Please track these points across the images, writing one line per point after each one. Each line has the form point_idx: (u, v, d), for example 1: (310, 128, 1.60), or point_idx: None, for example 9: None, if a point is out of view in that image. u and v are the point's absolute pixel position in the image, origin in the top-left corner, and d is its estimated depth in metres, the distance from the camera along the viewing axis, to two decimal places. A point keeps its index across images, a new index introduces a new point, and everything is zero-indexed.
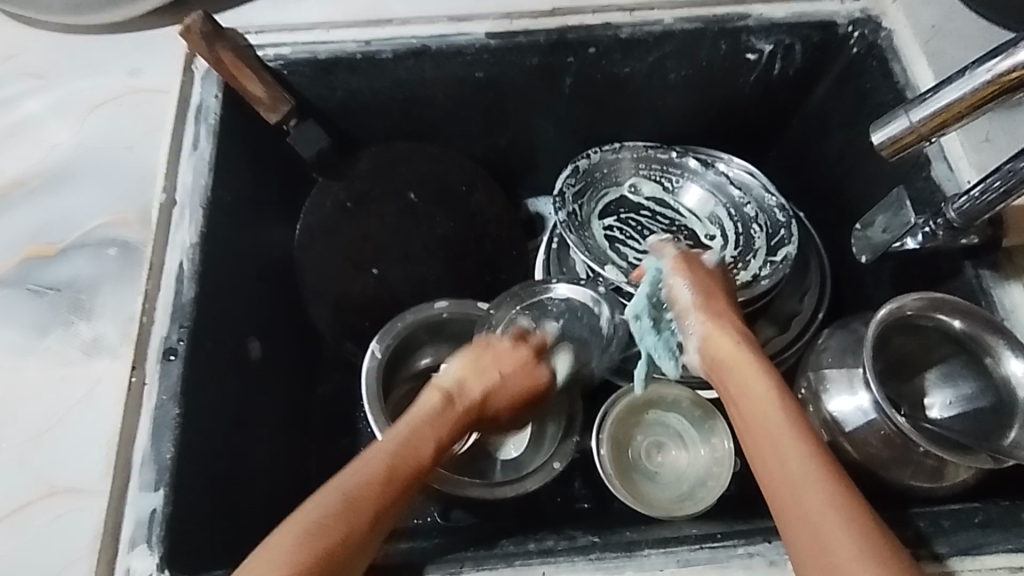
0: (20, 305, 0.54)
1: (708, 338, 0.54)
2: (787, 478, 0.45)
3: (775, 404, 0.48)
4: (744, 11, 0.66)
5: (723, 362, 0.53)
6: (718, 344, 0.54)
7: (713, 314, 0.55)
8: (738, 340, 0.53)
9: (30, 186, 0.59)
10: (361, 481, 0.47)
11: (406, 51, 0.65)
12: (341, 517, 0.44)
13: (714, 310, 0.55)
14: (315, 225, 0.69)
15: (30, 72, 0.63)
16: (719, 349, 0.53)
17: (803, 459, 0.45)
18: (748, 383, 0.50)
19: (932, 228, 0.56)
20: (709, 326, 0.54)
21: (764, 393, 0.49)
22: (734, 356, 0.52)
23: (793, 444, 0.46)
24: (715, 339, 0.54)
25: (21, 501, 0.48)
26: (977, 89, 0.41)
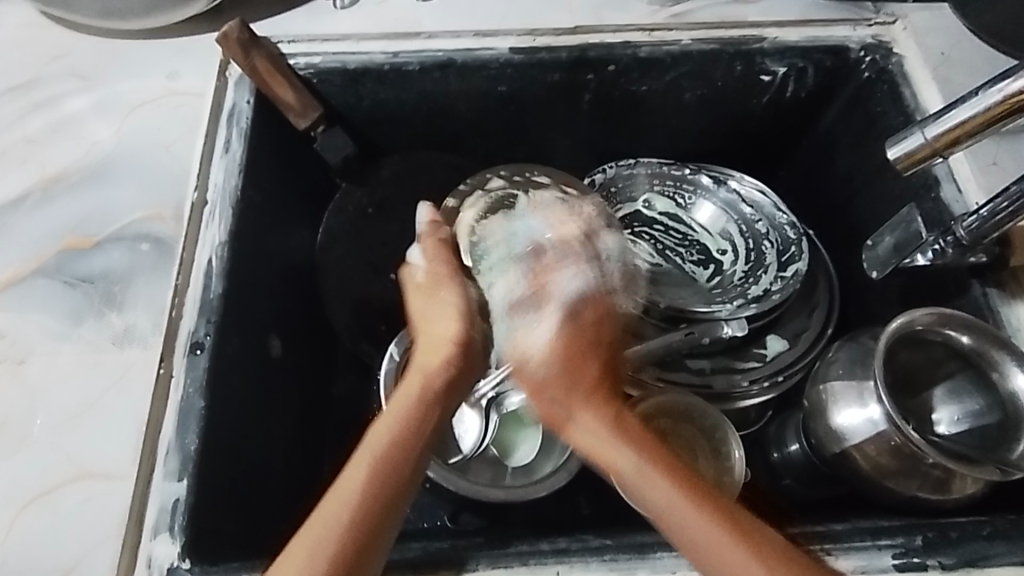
0: (56, 295, 0.57)
1: (551, 403, 0.50)
2: (710, 561, 0.43)
3: (656, 479, 0.46)
4: (759, 34, 0.69)
5: (591, 452, 0.49)
6: (584, 426, 0.49)
7: (543, 378, 0.50)
8: (600, 413, 0.49)
9: (69, 181, 0.62)
10: (361, 491, 0.44)
11: (432, 64, 0.67)
12: (350, 533, 0.43)
13: (558, 377, 0.50)
14: (337, 229, 0.71)
15: (76, 74, 0.67)
16: (587, 430, 0.49)
17: (717, 537, 0.43)
18: (625, 465, 0.47)
19: (942, 245, 0.57)
20: (572, 410, 0.49)
21: (637, 470, 0.47)
22: (602, 437, 0.48)
23: (695, 527, 0.44)
24: (578, 427, 0.49)
25: (53, 482, 0.49)
26: (990, 108, 0.43)
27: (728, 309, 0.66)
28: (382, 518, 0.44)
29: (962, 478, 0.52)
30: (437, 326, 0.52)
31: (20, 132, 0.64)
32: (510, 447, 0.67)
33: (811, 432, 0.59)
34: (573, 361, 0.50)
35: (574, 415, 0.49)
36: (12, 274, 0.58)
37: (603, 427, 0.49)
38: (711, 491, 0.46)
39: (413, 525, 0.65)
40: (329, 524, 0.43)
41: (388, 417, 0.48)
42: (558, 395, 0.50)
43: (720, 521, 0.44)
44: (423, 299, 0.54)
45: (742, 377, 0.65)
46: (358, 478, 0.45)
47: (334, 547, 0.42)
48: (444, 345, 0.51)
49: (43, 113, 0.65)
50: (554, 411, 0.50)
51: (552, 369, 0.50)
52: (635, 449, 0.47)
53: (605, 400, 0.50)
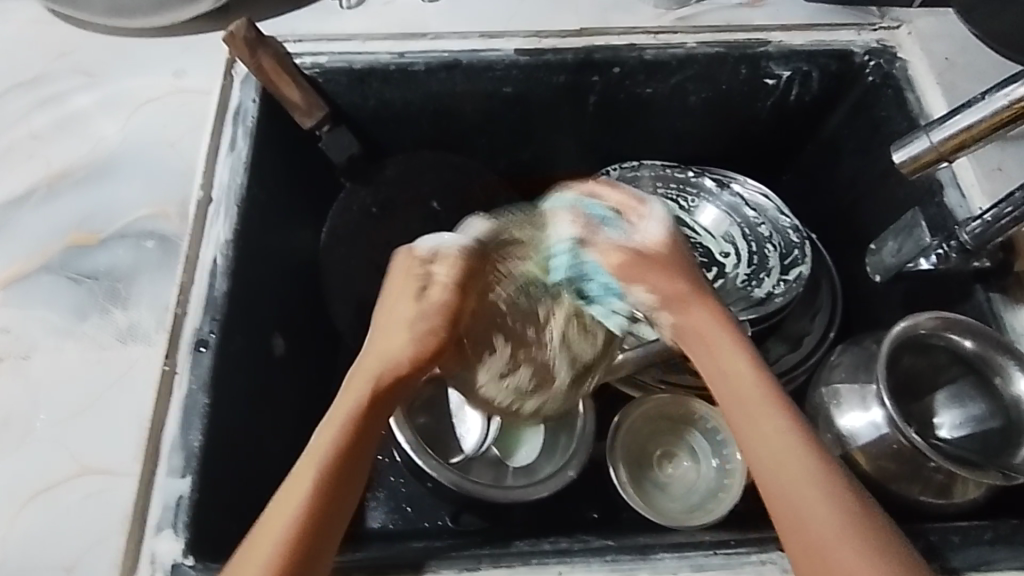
0: (61, 291, 0.57)
1: (680, 290, 0.52)
2: (783, 453, 0.45)
3: (760, 385, 0.48)
4: (765, 38, 0.69)
5: (698, 334, 0.51)
6: (695, 316, 0.52)
7: (670, 268, 0.53)
8: (720, 316, 0.51)
9: (75, 178, 0.62)
10: (312, 484, 0.44)
11: (438, 64, 0.67)
12: (303, 522, 0.43)
13: (655, 270, 0.53)
14: (342, 228, 0.72)
15: (82, 71, 0.67)
16: (699, 321, 0.51)
17: (795, 440, 0.45)
18: (746, 370, 0.48)
19: (945, 249, 0.58)
20: (694, 303, 0.52)
21: (746, 369, 0.49)
22: (718, 332, 0.50)
23: (780, 423, 0.46)
24: (699, 317, 0.51)
25: (56, 478, 0.50)
26: (995, 114, 0.43)
27: (732, 311, 0.66)
28: (335, 501, 0.44)
29: (964, 482, 0.52)
30: (389, 340, 0.51)
31: (26, 129, 0.64)
32: (512, 447, 0.67)
33: (813, 436, 0.59)
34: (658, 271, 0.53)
35: (692, 308, 0.52)
36: (17, 270, 0.58)
37: (716, 325, 0.51)
38: (792, 401, 0.48)
39: (415, 525, 0.65)
40: (297, 500, 0.43)
41: (338, 409, 0.48)
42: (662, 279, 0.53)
43: (802, 430, 0.46)
44: (405, 313, 0.51)
45: None
46: (318, 463, 0.45)
47: (293, 534, 0.42)
48: (398, 360, 0.50)
49: (48, 110, 0.65)
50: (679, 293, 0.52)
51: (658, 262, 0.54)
52: (751, 358, 0.49)
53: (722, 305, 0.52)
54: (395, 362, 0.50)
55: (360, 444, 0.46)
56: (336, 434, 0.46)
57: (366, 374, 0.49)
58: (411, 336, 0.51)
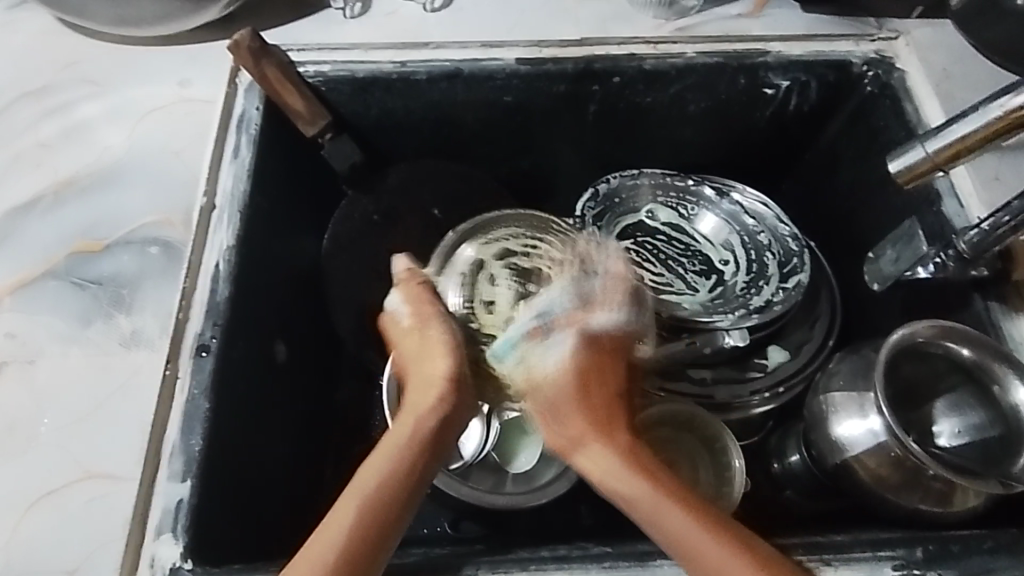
0: (65, 297, 0.58)
1: (570, 425, 0.48)
2: (708, 563, 0.43)
3: (678, 517, 0.44)
4: (763, 49, 0.70)
5: (601, 483, 0.47)
6: (599, 462, 0.47)
7: (563, 400, 0.49)
8: (621, 451, 0.48)
9: (80, 185, 0.63)
10: (358, 514, 0.44)
11: (440, 74, 0.68)
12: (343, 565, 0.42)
13: (564, 398, 0.49)
14: (343, 235, 0.71)
15: (88, 80, 0.68)
16: (600, 462, 0.47)
17: (716, 550, 0.43)
18: (643, 495, 0.45)
19: (942, 258, 0.59)
20: (591, 440, 0.48)
21: (656, 501, 0.45)
22: (618, 470, 0.47)
23: (697, 544, 0.43)
24: (593, 457, 0.48)
25: (59, 482, 0.50)
26: (990, 124, 0.44)
27: (730, 319, 0.66)
28: (389, 522, 0.44)
29: (963, 489, 0.52)
30: (436, 363, 0.50)
31: (33, 137, 0.65)
32: (511, 454, 0.67)
33: (812, 444, 0.59)
34: (588, 396, 0.49)
35: (585, 445, 0.48)
36: (22, 276, 0.59)
37: (621, 467, 0.47)
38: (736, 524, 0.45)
39: (414, 531, 0.65)
40: (347, 519, 0.44)
41: (385, 443, 0.48)
42: (571, 408, 0.48)
43: (714, 536, 0.43)
44: (437, 335, 0.50)
45: (744, 387, 0.66)
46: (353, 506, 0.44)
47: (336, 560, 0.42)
48: (432, 386, 0.49)
49: (56, 118, 0.66)
50: (570, 436, 0.49)
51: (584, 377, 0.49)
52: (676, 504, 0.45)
53: (626, 433, 0.49)
54: (436, 379, 0.49)
55: (411, 471, 0.46)
56: (380, 464, 0.46)
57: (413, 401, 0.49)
58: (440, 354, 0.50)
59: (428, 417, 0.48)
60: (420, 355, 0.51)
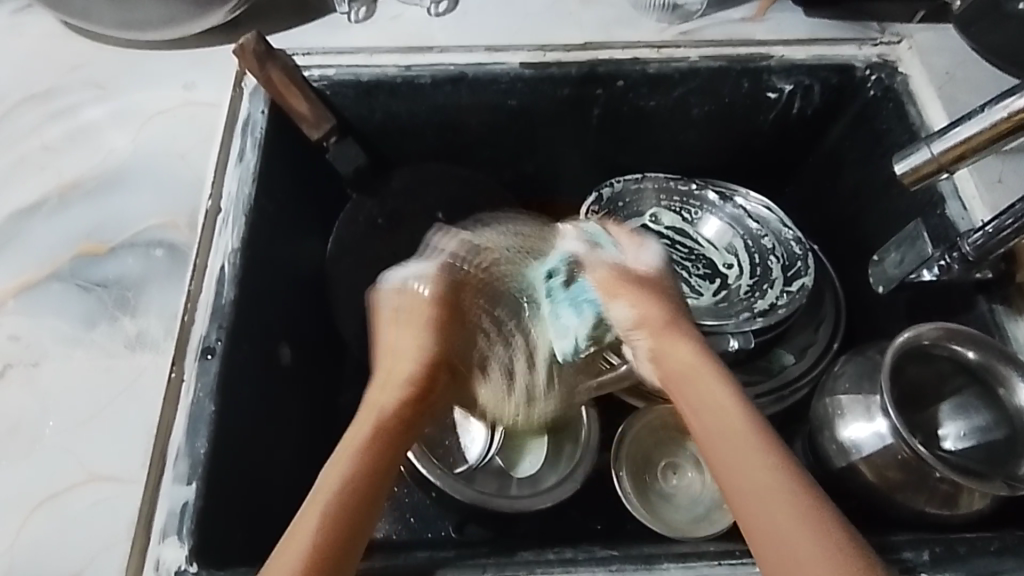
0: (70, 299, 0.58)
1: (648, 321, 0.52)
2: (737, 459, 0.44)
3: (749, 424, 0.45)
4: (767, 52, 0.70)
5: (686, 373, 0.49)
6: (680, 354, 0.50)
7: (637, 309, 0.53)
8: (696, 349, 0.50)
9: (86, 188, 0.63)
10: (344, 477, 0.45)
11: (444, 77, 0.68)
12: (334, 525, 0.43)
13: (642, 303, 0.53)
14: (346, 238, 0.72)
15: (94, 84, 0.68)
16: (681, 359, 0.50)
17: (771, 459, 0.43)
18: (720, 397, 0.47)
19: (947, 261, 0.58)
20: (671, 336, 0.51)
21: (732, 406, 0.46)
22: (700, 370, 0.49)
23: (755, 450, 0.44)
24: (674, 346, 0.50)
25: (64, 484, 0.50)
26: (995, 124, 0.44)
27: (734, 323, 0.66)
28: (375, 484, 0.45)
29: (970, 492, 0.51)
30: (407, 360, 0.51)
31: (38, 140, 0.65)
32: (516, 458, 0.67)
33: (819, 447, 0.59)
34: (653, 303, 0.53)
35: (671, 344, 0.51)
36: (27, 278, 0.59)
37: (698, 363, 0.49)
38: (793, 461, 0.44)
39: (419, 535, 0.65)
40: (328, 491, 0.44)
41: (366, 417, 0.48)
42: (653, 316, 0.52)
43: (774, 452, 0.44)
44: (420, 333, 0.52)
45: (752, 390, 0.66)
46: (346, 460, 0.45)
47: (332, 515, 0.43)
48: (401, 385, 0.50)
49: (61, 122, 0.66)
50: (654, 329, 0.52)
51: (646, 295, 0.53)
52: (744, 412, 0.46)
53: (702, 340, 0.51)
54: (417, 357, 0.51)
55: (384, 454, 0.46)
56: (362, 436, 0.47)
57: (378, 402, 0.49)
58: (419, 337, 0.52)
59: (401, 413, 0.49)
60: (390, 347, 0.52)
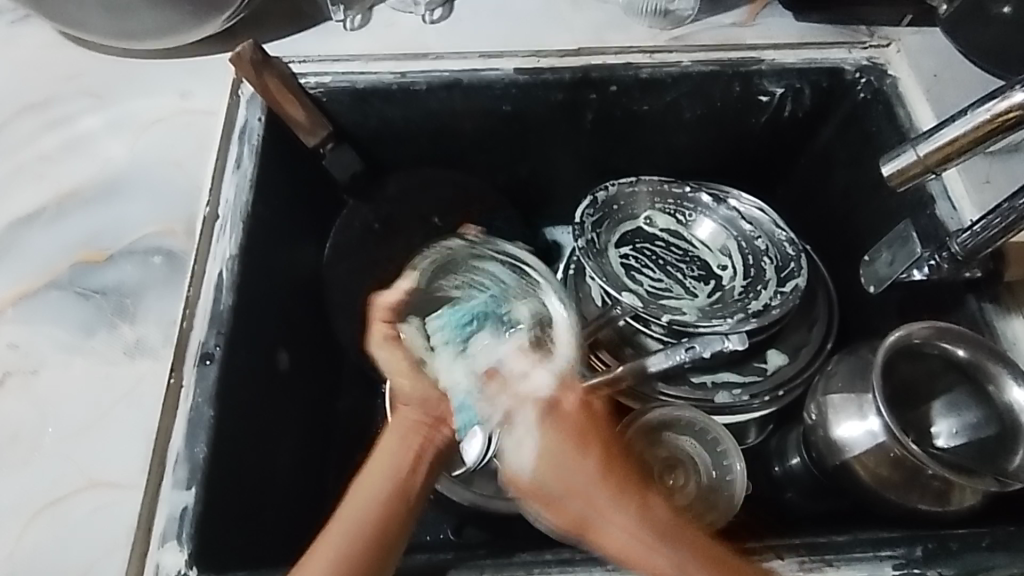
0: (68, 307, 0.58)
1: (580, 505, 0.48)
2: None
3: (706, 575, 0.45)
4: (757, 57, 0.71)
5: (626, 559, 0.47)
6: (618, 524, 0.47)
7: (565, 483, 0.48)
8: (627, 522, 0.47)
9: (84, 196, 0.64)
10: (380, 493, 0.50)
11: (439, 84, 0.69)
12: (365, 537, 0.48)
13: (566, 475, 0.49)
14: (343, 244, 0.73)
15: (90, 93, 0.68)
16: (621, 529, 0.47)
17: None
18: (668, 568, 0.46)
19: (937, 260, 0.59)
20: (602, 510, 0.48)
21: (687, 560, 0.46)
22: (638, 536, 0.47)
23: None
24: (609, 530, 0.47)
25: (63, 490, 0.50)
26: (978, 125, 0.45)
27: (729, 324, 0.66)
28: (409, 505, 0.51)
29: (961, 488, 0.52)
30: (413, 381, 0.56)
31: (36, 149, 0.66)
32: None
33: (812, 446, 0.60)
34: (575, 471, 0.49)
35: (596, 531, 0.47)
36: (26, 287, 0.59)
37: (639, 526, 0.47)
38: (741, 571, 0.45)
39: (418, 538, 0.65)
40: (337, 540, 0.47)
41: (378, 466, 0.52)
42: (580, 489, 0.48)
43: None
44: (398, 352, 0.57)
45: (747, 390, 0.66)
46: (382, 479, 0.51)
47: (363, 529, 0.48)
48: (425, 404, 0.55)
49: (59, 131, 0.67)
50: (579, 514, 0.48)
51: (563, 454, 0.49)
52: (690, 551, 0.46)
53: (621, 508, 0.48)
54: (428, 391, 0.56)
55: (408, 484, 0.51)
56: (384, 477, 0.51)
57: (405, 416, 0.55)
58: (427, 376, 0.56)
59: (422, 430, 0.54)
60: (391, 376, 0.58)
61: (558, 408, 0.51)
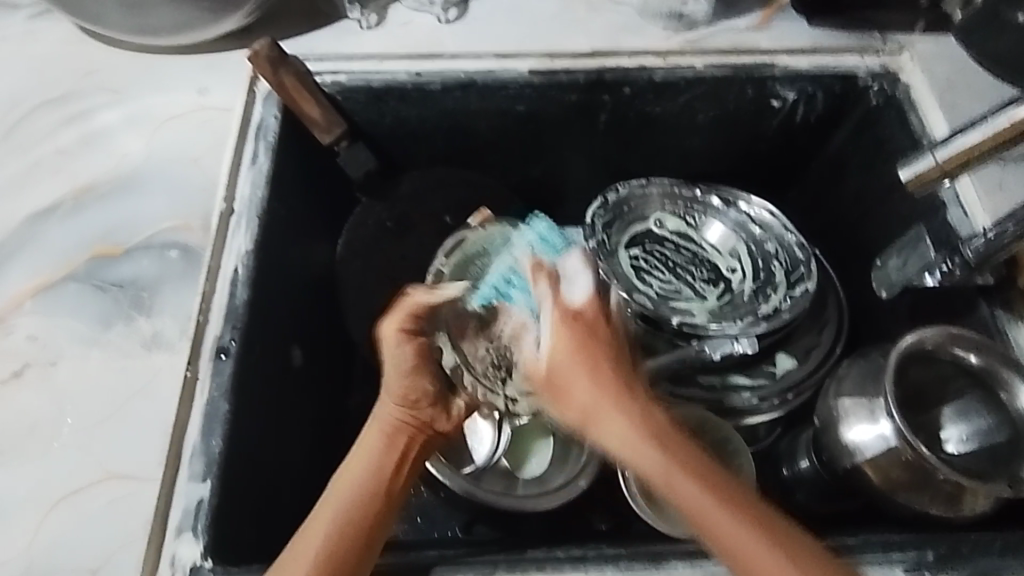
0: (86, 300, 0.58)
1: (583, 400, 0.50)
2: (672, 492, 0.47)
3: (690, 481, 0.47)
4: (771, 61, 0.71)
5: (620, 452, 0.49)
6: (616, 429, 0.49)
7: (568, 381, 0.51)
8: (628, 415, 0.49)
9: (102, 191, 0.64)
10: (353, 497, 0.49)
11: (454, 83, 0.69)
12: (342, 542, 0.47)
13: (569, 368, 0.51)
14: (356, 242, 0.74)
15: (107, 88, 0.69)
16: (618, 433, 0.49)
17: (715, 505, 0.46)
18: (654, 466, 0.48)
19: (949, 266, 0.59)
20: (602, 412, 0.50)
21: (670, 466, 0.47)
22: (633, 440, 0.49)
23: (729, 529, 0.45)
24: (606, 426, 0.49)
25: (80, 482, 0.51)
26: (998, 132, 0.45)
27: (739, 327, 0.67)
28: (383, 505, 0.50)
29: (973, 492, 0.52)
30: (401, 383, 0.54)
31: (54, 144, 0.66)
32: (520, 460, 0.68)
33: (823, 448, 0.60)
34: (582, 368, 0.51)
35: (599, 416, 0.50)
36: (43, 280, 0.59)
37: (637, 438, 0.49)
38: (737, 493, 0.47)
39: (427, 535, 0.66)
40: (313, 546, 0.46)
41: (356, 458, 0.51)
42: (583, 388, 0.51)
43: (721, 496, 0.46)
44: (406, 351, 0.54)
45: (754, 392, 0.67)
46: (355, 479, 0.50)
47: (335, 537, 0.47)
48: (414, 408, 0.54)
49: (77, 125, 0.67)
50: (583, 407, 0.51)
51: (573, 351, 0.51)
52: (677, 461, 0.48)
53: (634, 405, 0.50)
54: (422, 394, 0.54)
55: (386, 482, 0.51)
56: (357, 476, 0.50)
57: (382, 415, 0.54)
58: (420, 380, 0.54)
59: (405, 430, 0.54)
60: (389, 373, 0.54)
61: (578, 316, 0.53)
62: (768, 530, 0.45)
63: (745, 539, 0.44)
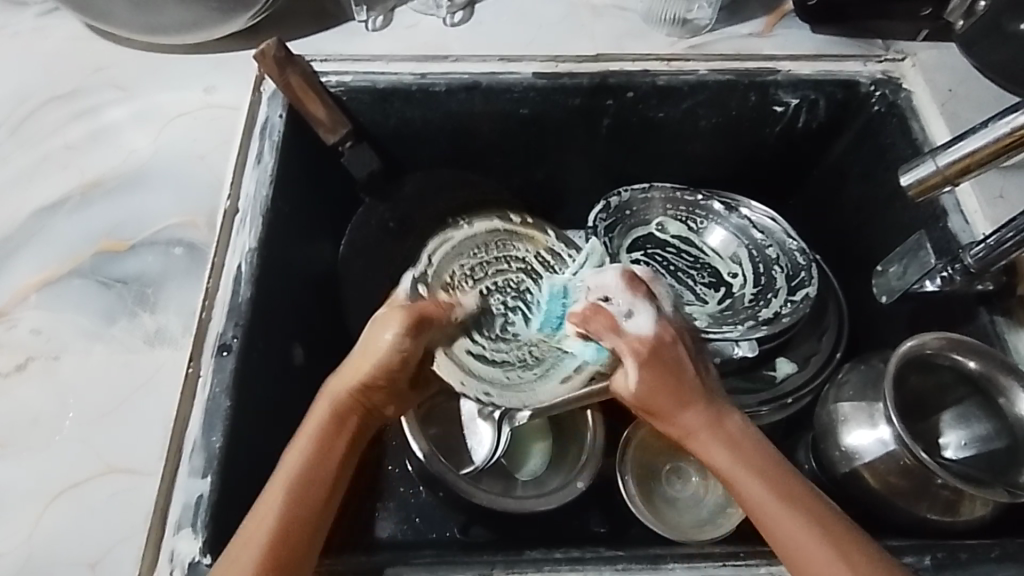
0: (89, 295, 0.59)
1: (672, 413, 0.51)
2: (746, 493, 0.48)
3: (765, 487, 0.48)
4: (774, 67, 0.72)
5: (697, 450, 0.51)
6: (696, 432, 0.51)
7: (656, 400, 0.52)
8: (706, 412, 0.52)
9: (107, 186, 0.64)
10: (288, 492, 0.47)
11: (459, 85, 0.70)
12: (286, 537, 0.46)
13: (658, 389, 0.51)
14: (359, 242, 0.74)
15: (115, 85, 0.69)
16: (699, 434, 0.51)
17: (783, 505, 0.47)
18: (728, 466, 0.50)
19: (950, 273, 0.60)
20: (686, 411, 0.52)
21: (746, 470, 0.49)
22: (714, 440, 0.51)
23: (789, 522, 0.46)
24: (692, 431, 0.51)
25: (81, 475, 0.51)
26: (1000, 138, 0.45)
27: (739, 331, 0.67)
28: (330, 494, 0.48)
29: (969, 499, 0.52)
30: (368, 359, 0.51)
31: (61, 139, 0.67)
32: (522, 459, 0.68)
33: (821, 454, 0.60)
34: (669, 391, 0.51)
35: (676, 415, 0.51)
36: (47, 274, 0.60)
37: (722, 442, 0.50)
38: (803, 492, 0.48)
39: (425, 536, 0.66)
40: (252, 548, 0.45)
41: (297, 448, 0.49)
42: (681, 410, 0.51)
43: (787, 497, 0.48)
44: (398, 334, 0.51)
45: (752, 399, 0.67)
46: (296, 467, 0.48)
47: (279, 531, 0.45)
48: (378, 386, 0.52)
49: (84, 121, 0.68)
50: (676, 424, 0.52)
51: (654, 384, 0.51)
52: (754, 468, 0.49)
53: (715, 403, 0.52)
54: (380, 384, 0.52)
55: (327, 467, 0.49)
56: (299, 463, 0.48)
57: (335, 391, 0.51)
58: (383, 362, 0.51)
59: (352, 413, 0.51)
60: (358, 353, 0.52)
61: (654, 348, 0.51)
62: (828, 528, 0.46)
63: (801, 531, 0.46)
